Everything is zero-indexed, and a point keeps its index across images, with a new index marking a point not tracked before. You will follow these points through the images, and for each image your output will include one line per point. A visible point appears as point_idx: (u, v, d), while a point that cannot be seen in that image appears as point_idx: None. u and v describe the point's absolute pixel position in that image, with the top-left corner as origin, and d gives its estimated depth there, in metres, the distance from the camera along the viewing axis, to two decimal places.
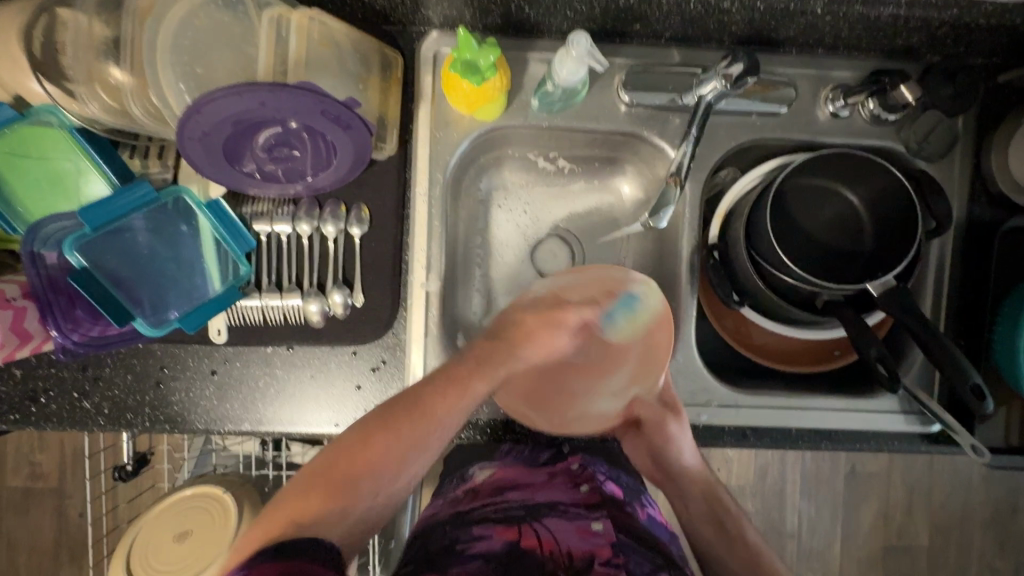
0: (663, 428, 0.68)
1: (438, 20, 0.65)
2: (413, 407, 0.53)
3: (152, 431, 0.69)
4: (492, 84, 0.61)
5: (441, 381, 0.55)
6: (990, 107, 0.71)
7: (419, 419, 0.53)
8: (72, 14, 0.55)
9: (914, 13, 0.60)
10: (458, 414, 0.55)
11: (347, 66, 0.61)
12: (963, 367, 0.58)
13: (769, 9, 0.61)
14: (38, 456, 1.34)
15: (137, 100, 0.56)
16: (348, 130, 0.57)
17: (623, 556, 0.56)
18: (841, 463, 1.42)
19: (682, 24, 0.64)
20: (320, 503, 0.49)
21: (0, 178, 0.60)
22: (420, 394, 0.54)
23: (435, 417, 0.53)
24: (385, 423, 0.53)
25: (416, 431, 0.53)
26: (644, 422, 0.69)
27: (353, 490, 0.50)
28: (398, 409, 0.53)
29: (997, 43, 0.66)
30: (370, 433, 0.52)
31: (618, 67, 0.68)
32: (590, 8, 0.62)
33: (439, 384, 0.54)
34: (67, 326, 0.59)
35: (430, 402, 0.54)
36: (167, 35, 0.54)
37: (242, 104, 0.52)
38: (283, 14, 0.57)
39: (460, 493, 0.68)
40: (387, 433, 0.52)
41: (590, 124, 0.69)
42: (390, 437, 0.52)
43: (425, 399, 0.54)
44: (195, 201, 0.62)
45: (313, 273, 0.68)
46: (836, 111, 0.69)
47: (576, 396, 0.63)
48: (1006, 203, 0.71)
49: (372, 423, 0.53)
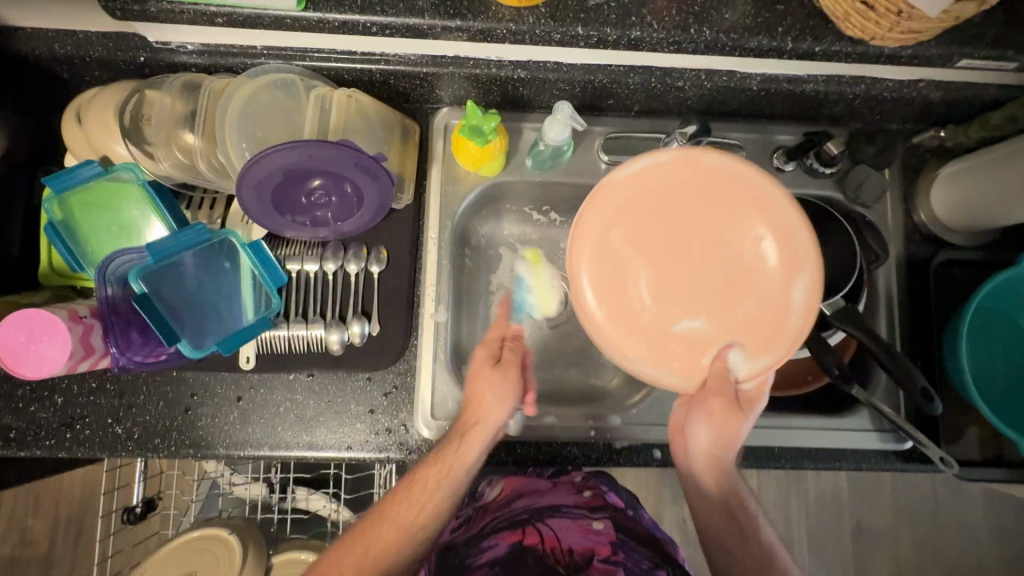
0: (726, 416, 0.64)
1: (448, 99, 0.80)
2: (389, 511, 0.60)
3: (176, 457, 0.73)
4: (494, 145, 0.74)
5: (400, 491, 0.61)
6: (910, 162, 0.85)
7: (372, 553, 0.57)
8: (157, 95, 0.69)
9: (831, 89, 0.75)
10: (427, 513, 0.60)
11: (375, 133, 0.74)
12: (911, 371, 0.66)
13: (716, 86, 0.75)
14: (30, 522, 1.31)
15: (205, 158, 0.69)
16: (375, 180, 0.69)
17: (620, 553, 0.62)
18: (846, 519, 1.42)
19: (646, 99, 0.79)
20: None
21: (73, 222, 0.70)
22: (386, 523, 0.59)
23: (399, 519, 0.59)
24: (350, 541, 0.58)
25: (390, 526, 0.59)
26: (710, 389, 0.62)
27: None
28: (359, 547, 0.57)
29: (905, 112, 0.81)
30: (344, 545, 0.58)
31: (597, 133, 0.82)
32: (572, 87, 0.76)
33: (401, 491, 0.61)
34: (123, 346, 0.67)
35: (396, 511, 0.60)
36: (235, 107, 0.67)
37: (293, 156, 0.64)
38: (327, 93, 0.70)
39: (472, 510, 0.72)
40: (340, 556, 0.57)
41: (576, 180, 0.82)
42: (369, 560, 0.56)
43: (388, 505, 0.60)
44: (239, 242, 0.72)
45: (334, 306, 0.77)
46: (781, 167, 0.82)
47: (632, 301, 0.64)
48: (935, 242, 0.83)
49: (345, 544, 0.58)
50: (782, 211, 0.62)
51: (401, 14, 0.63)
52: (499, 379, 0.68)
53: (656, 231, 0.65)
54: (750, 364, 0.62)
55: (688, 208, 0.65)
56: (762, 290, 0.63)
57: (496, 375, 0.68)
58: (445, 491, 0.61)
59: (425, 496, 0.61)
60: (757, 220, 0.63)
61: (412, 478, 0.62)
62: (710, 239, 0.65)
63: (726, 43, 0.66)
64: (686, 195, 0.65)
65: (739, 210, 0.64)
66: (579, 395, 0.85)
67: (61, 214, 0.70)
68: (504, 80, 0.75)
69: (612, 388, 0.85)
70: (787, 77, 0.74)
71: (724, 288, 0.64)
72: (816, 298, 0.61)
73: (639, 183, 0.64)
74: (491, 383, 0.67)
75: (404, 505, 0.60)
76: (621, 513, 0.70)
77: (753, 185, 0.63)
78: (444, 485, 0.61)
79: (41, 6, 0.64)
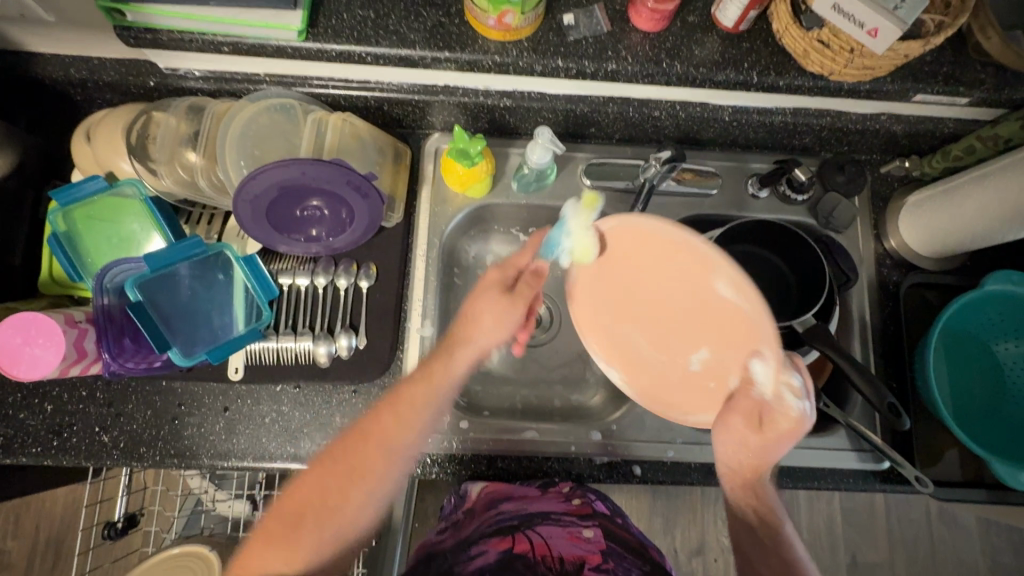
0: (746, 434, 0.61)
1: (439, 124, 0.84)
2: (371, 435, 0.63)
3: (160, 466, 0.74)
4: (480, 167, 0.77)
5: (384, 406, 0.64)
6: (880, 191, 0.89)
7: (358, 478, 0.61)
8: (164, 116, 0.73)
9: (798, 120, 0.80)
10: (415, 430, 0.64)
11: (368, 154, 0.78)
12: (880, 387, 0.68)
13: (690, 115, 0.80)
14: (8, 544, 1.28)
15: (205, 175, 0.73)
16: (366, 198, 0.72)
17: (611, 561, 0.62)
18: (841, 553, 1.40)
19: (626, 127, 0.83)
20: (301, 531, 0.58)
21: (76, 233, 0.73)
22: (377, 449, 0.62)
23: (389, 444, 0.62)
24: (323, 461, 0.61)
25: (379, 444, 0.62)
26: (737, 407, 0.61)
27: (314, 519, 0.59)
28: (344, 470, 0.61)
29: (872, 143, 0.85)
30: (325, 462, 0.61)
31: (579, 159, 0.86)
32: (555, 115, 0.81)
33: (384, 405, 0.64)
34: (115, 352, 0.69)
35: (375, 426, 0.63)
36: (237, 127, 0.71)
37: (287, 173, 0.67)
38: (323, 117, 0.74)
39: (460, 514, 0.72)
40: (326, 476, 0.60)
41: (560, 203, 0.86)
42: (351, 477, 0.61)
43: (370, 423, 0.63)
44: (233, 256, 0.75)
45: (323, 320, 0.79)
46: (756, 193, 0.86)
47: (653, 372, 0.66)
48: (907, 267, 0.86)
49: (324, 462, 0.62)
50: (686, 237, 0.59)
51: (394, 45, 0.68)
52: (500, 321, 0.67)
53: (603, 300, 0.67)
54: (778, 377, 0.58)
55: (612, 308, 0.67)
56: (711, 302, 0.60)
57: (504, 302, 0.67)
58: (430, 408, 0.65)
59: (409, 414, 0.64)
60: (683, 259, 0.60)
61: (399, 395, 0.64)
62: (640, 312, 0.66)
63: (697, 76, 0.70)
64: (647, 250, 0.62)
65: (679, 268, 0.61)
66: (560, 412, 0.86)
67: (65, 227, 0.73)
68: (490, 108, 0.79)
69: (594, 404, 0.87)
70: (756, 109, 0.79)
71: (704, 320, 0.61)
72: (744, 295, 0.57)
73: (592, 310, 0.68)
74: (497, 316, 0.68)
75: (394, 429, 0.63)
76: (609, 521, 0.69)
77: (684, 248, 0.60)
78: (424, 411, 0.64)
79: (59, 34, 0.69)
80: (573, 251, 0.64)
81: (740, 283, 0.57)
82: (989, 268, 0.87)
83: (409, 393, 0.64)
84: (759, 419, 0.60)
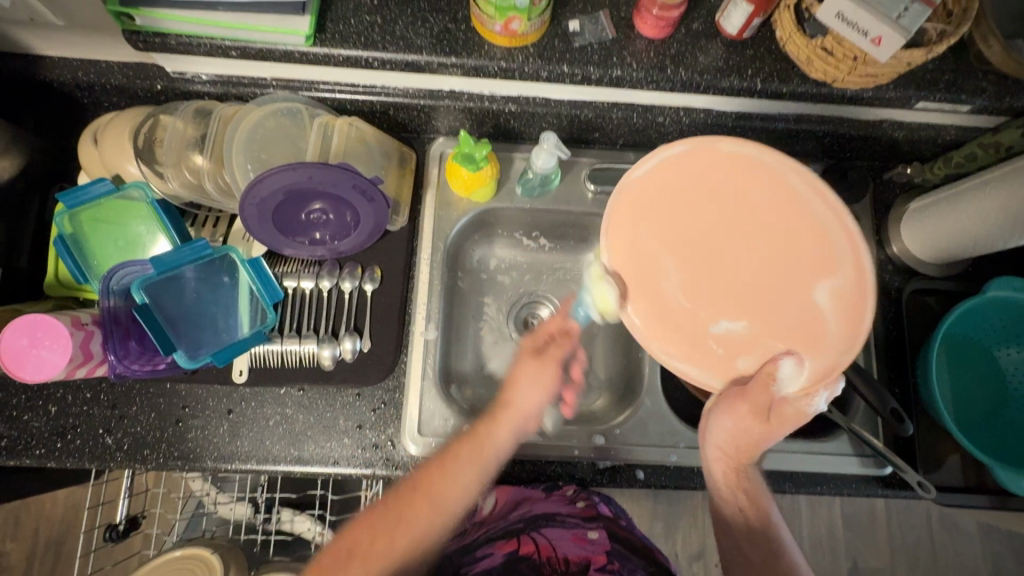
0: (751, 420, 0.62)
1: (444, 129, 0.85)
2: (425, 485, 0.62)
3: (164, 469, 0.74)
4: (485, 171, 0.78)
5: (442, 462, 0.64)
6: (881, 197, 0.89)
7: (404, 529, 0.59)
8: (171, 120, 0.73)
9: (801, 127, 0.80)
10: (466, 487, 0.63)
11: (374, 158, 0.79)
12: (880, 391, 0.69)
13: (693, 121, 0.81)
14: (8, 546, 1.28)
15: (211, 178, 0.74)
16: (371, 202, 0.73)
17: (615, 562, 0.65)
18: (842, 559, 1.39)
19: (631, 133, 0.84)
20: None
21: (82, 235, 0.73)
22: (427, 498, 0.61)
23: (441, 499, 0.61)
24: (380, 507, 0.61)
25: (432, 497, 0.61)
26: (754, 385, 0.61)
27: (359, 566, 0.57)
28: (392, 518, 0.60)
29: (873, 149, 0.86)
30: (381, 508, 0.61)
31: (583, 164, 0.87)
32: (560, 121, 0.81)
33: (438, 459, 0.64)
34: (121, 354, 0.69)
35: (432, 477, 0.62)
36: (244, 131, 0.72)
37: (293, 178, 0.67)
38: (329, 121, 0.75)
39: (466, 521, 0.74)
40: (377, 524, 0.60)
41: (564, 208, 0.86)
42: (402, 528, 0.60)
43: (426, 474, 0.63)
44: (239, 258, 0.75)
45: (327, 323, 0.79)
46: None
47: (665, 302, 0.65)
48: (908, 273, 0.87)
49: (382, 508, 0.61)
50: (818, 213, 0.63)
51: (401, 51, 0.68)
52: (539, 393, 0.68)
53: (678, 227, 0.66)
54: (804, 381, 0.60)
55: (676, 226, 0.66)
56: (789, 282, 0.63)
57: (535, 363, 0.69)
58: (477, 471, 0.64)
59: (464, 471, 0.63)
60: (797, 232, 0.63)
61: (453, 452, 0.64)
62: (698, 250, 0.65)
63: (702, 83, 0.71)
64: (758, 207, 0.64)
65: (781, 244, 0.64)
66: None
67: (71, 229, 0.73)
68: (496, 113, 0.80)
69: (597, 408, 0.87)
70: (760, 115, 0.80)
71: (768, 294, 0.63)
72: (841, 304, 0.61)
73: (649, 211, 0.66)
74: (537, 391, 0.68)
75: (447, 483, 0.62)
76: (613, 522, 0.71)
77: (814, 228, 0.63)
78: (472, 471, 0.63)
79: (69, 38, 0.69)
80: (595, 304, 0.67)
81: (843, 292, 0.61)
82: (989, 274, 0.87)
83: (462, 445, 0.65)
84: (766, 412, 0.61)
